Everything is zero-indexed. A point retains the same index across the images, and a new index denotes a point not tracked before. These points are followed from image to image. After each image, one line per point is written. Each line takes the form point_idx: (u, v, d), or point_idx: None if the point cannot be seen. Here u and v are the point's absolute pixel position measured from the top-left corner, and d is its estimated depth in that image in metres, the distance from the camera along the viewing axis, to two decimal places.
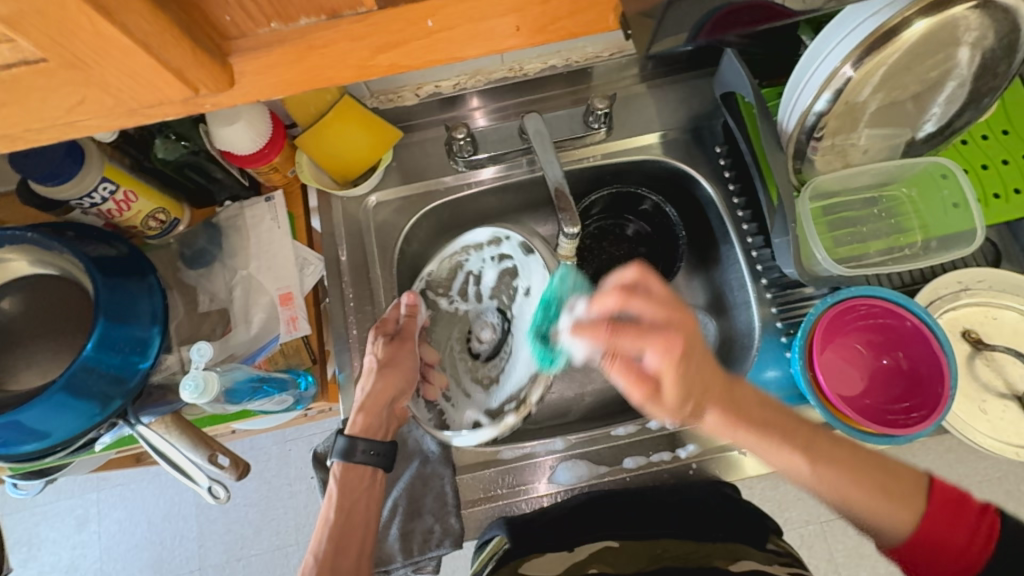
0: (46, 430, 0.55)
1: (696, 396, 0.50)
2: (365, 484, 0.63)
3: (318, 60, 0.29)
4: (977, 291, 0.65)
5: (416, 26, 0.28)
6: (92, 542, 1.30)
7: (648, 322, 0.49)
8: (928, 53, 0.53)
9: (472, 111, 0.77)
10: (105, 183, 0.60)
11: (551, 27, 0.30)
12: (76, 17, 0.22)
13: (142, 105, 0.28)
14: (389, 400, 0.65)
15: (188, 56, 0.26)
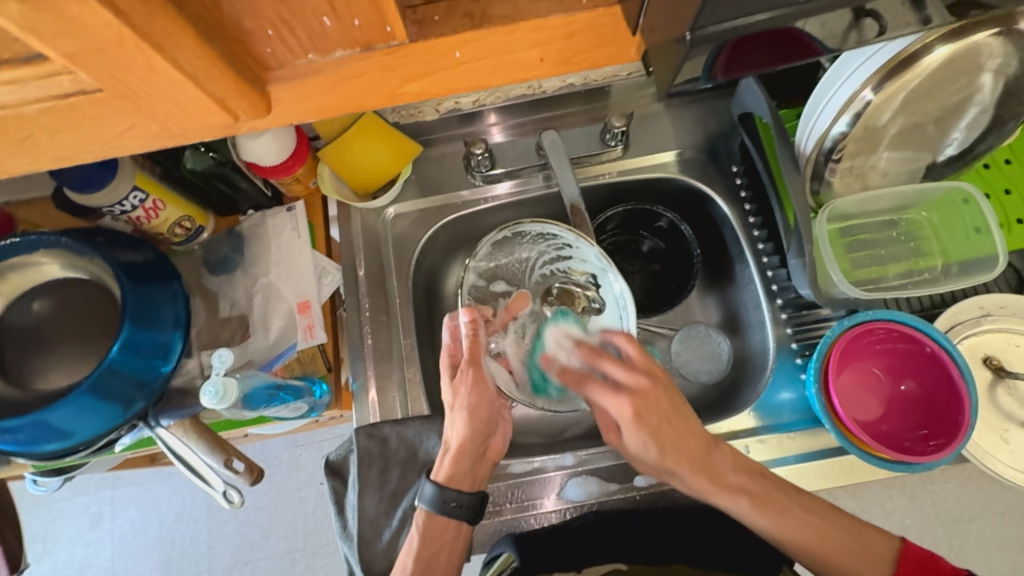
0: (71, 430, 0.57)
1: (666, 451, 0.57)
2: (450, 535, 0.60)
3: (351, 88, 0.30)
4: (999, 318, 0.64)
5: (445, 57, 0.29)
6: (105, 540, 1.32)
7: (617, 383, 0.59)
8: (949, 79, 0.53)
9: (489, 127, 0.79)
10: (135, 192, 0.62)
11: (576, 60, 0.31)
12: (132, 54, 0.23)
13: (185, 129, 0.29)
14: (475, 446, 0.62)
15: (233, 87, 0.27)
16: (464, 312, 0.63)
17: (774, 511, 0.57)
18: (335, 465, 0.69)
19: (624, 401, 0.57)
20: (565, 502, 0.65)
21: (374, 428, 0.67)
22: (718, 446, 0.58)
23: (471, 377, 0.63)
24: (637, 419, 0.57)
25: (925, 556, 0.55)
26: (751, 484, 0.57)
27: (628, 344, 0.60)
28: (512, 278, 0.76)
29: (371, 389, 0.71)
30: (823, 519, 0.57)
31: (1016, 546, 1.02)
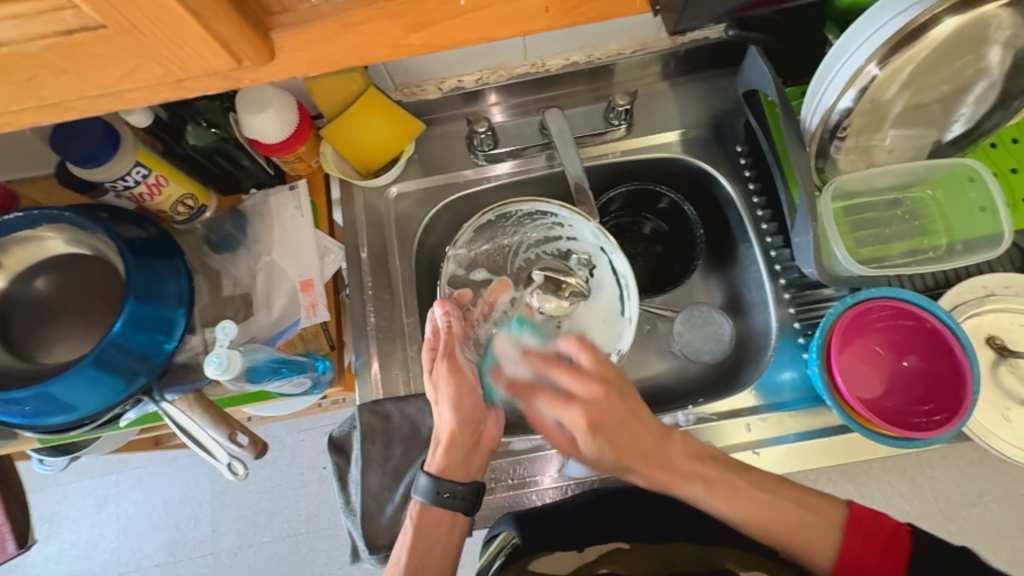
0: (75, 403, 0.57)
1: (620, 452, 0.56)
2: (445, 527, 0.59)
3: (354, 37, 0.30)
4: (1003, 297, 0.63)
5: (448, 5, 0.29)
6: (110, 522, 1.34)
7: (569, 393, 0.55)
8: (958, 52, 0.52)
9: (490, 107, 0.78)
10: (138, 168, 0.62)
11: (578, 11, 0.30)
12: None
13: (188, 75, 0.29)
14: (468, 432, 0.60)
15: (234, 28, 0.27)
16: (440, 307, 0.62)
17: (727, 493, 0.56)
18: (338, 441, 0.69)
19: (577, 412, 0.54)
20: (566, 479, 0.66)
21: (377, 405, 0.67)
22: (670, 437, 0.58)
23: (450, 372, 0.60)
24: (591, 427, 0.54)
25: (867, 514, 0.55)
26: (705, 468, 0.58)
27: (579, 351, 0.56)
28: (494, 267, 0.76)
29: (374, 366, 0.71)
30: (774, 494, 0.57)
31: (1015, 532, 1.02)
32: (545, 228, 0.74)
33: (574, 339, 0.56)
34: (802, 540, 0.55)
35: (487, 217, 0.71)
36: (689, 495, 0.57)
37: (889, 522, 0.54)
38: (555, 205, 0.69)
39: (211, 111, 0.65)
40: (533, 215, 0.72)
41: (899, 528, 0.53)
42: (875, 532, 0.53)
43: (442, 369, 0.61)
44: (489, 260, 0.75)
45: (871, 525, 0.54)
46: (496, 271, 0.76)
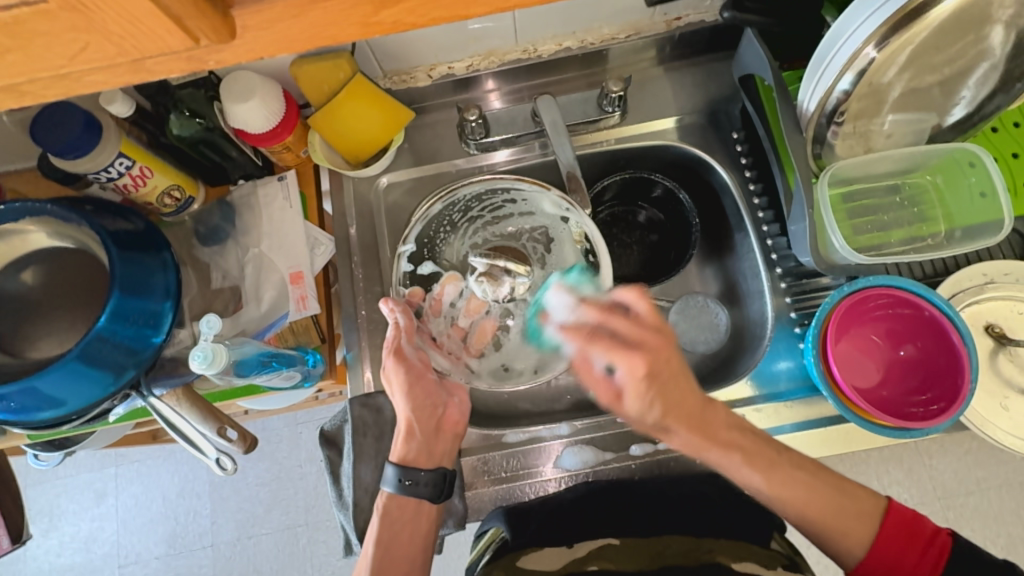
0: (62, 397, 0.56)
1: (666, 407, 0.53)
2: (410, 515, 0.58)
3: (321, 14, 0.27)
4: (1002, 285, 0.63)
5: None
6: (109, 515, 1.34)
7: (626, 340, 0.51)
8: (959, 33, 0.51)
9: (486, 94, 0.76)
10: (121, 159, 0.61)
11: None
12: None
13: (146, 55, 0.28)
14: (432, 420, 0.61)
15: (189, 5, 0.25)
16: (386, 305, 0.61)
17: (765, 465, 0.55)
18: (329, 434, 0.69)
19: (637, 359, 0.50)
20: (562, 471, 0.66)
21: (368, 398, 0.67)
22: (712, 402, 0.56)
23: (401, 370, 0.60)
24: (648, 377, 0.51)
25: (909, 512, 0.53)
26: (744, 439, 0.56)
27: (638, 299, 0.52)
28: (440, 259, 0.73)
29: (366, 359, 0.70)
30: (813, 475, 0.55)
31: (1013, 518, 1.02)
32: (501, 208, 0.73)
33: (636, 287, 0.52)
34: (835, 528, 0.53)
35: (436, 205, 0.69)
36: (726, 463, 0.55)
37: (930, 526, 0.52)
38: (519, 181, 0.68)
39: (194, 99, 0.64)
40: (486, 195, 0.71)
41: (940, 533, 0.51)
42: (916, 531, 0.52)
43: (391, 367, 0.60)
44: (438, 252, 0.73)
45: (911, 523, 0.52)
46: (442, 264, 0.74)
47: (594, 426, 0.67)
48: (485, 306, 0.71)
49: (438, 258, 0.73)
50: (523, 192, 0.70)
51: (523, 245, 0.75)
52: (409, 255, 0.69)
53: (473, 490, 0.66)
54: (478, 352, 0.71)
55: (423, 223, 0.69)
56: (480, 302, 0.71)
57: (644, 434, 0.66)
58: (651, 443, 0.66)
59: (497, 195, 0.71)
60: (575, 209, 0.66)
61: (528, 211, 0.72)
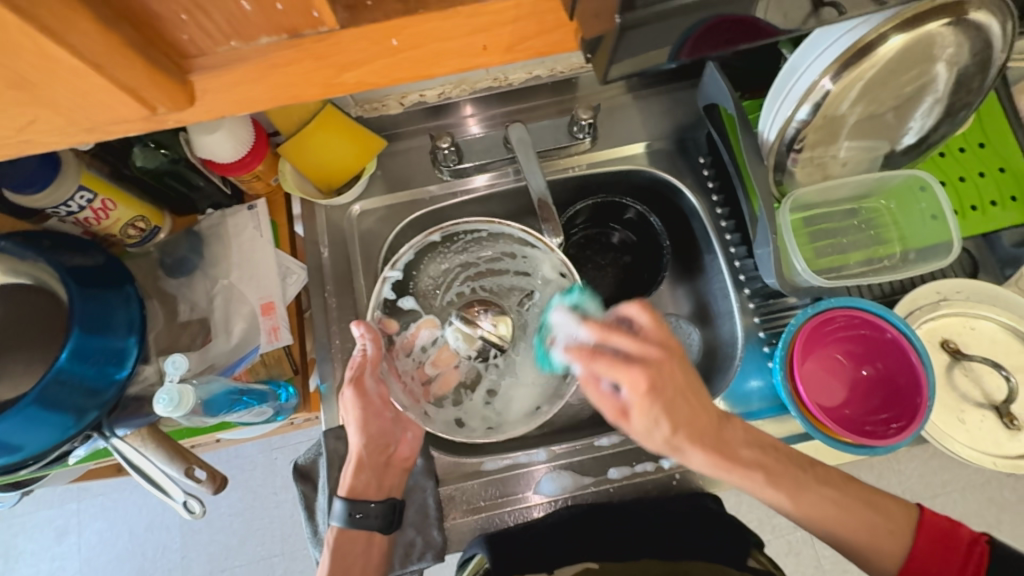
0: (19, 443, 0.54)
1: (678, 424, 0.52)
2: (360, 548, 0.61)
3: (284, 78, 0.28)
4: (955, 302, 0.65)
5: (381, 45, 0.27)
6: (71, 554, 1.28)
7: (627, 356, 0.50)
8: (904, 68, 0.54)
9: (464, 119, 0.77)
10: (81, 192, 0.59)
11: (521, 47, 0.28)
12: (21, 39, 0.21)
13: (102, 123, 0.27)
14: (378, 450, 0.64)
15: (145, 77, 0.25)
16: (357, 328, 0.61)
17: (792, 484, 0.55)
18: (303, 469, 0.67)
19: (639, 374, 0.49)
20: (541, 497, 0.66)
21: (343, 430, 0.66)
22: (729, 419, 0.57)
23: (363, 397, 0.63)
24: (651, 393, 0.50)
25: (943, 522, 0.54)
26: (764, 456, 0.56)
27: (640, 312, 0.52)
28: (422, 299, 0.74)
29: (340, 390, 0.69)
30: (840, 492, 0.56)
31: (975, 519, 1.06)
32: (500, 257, 0.74)
33: (638, 303, 0.53)
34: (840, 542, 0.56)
35: (434, 236, 0.69)
36: (747, 482, 0.55)
37: (966, 533, 0.53)
38: (525, 234, 0.68)
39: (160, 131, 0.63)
40: (489, 240, 0.72)
41: (976, 541, 0.52)
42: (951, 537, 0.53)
43: (349, 395, 0.62)
44: (424, 289, 0.73)
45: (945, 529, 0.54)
46: (424, 302, 0.74)
47: (571, 452, 0.67)
48: (455, 359, 0.72)
49: (421, 296, 0.73)
50: (529, 244, 0.70)
51: (499, 300, 0.76)
52: (395, 284, 0.69)
53: (449, 520, 0.65)
54: (435, 400, 0.69)
55: (413, 252, 0.69)
56: (450, 353, 0.72)
57: (621, 457, 0.66)
58: (628, 465, 0.66)
59: (499, 243, 0.72)
60: (572, 274, 0.67)
61: (525, 266, 0.73)
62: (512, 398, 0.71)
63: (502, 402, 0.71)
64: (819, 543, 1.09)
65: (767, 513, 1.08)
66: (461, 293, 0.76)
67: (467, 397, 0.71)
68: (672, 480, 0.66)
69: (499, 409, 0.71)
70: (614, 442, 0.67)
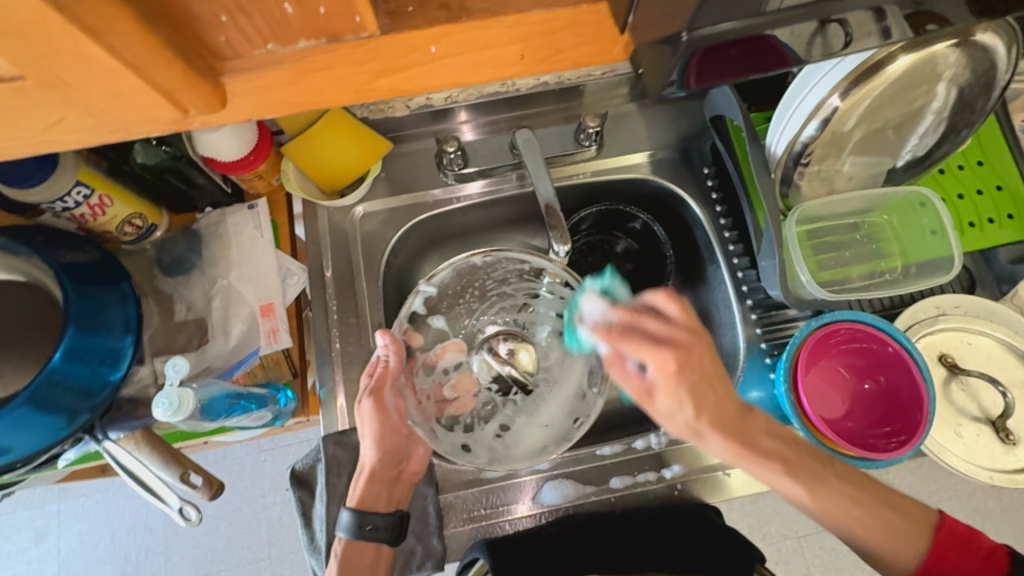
0: (6, 445, 0.52)
1: (705, 411, 0.51)
2: (369, 560, 0.59)
3: (316, 83, 0.27)
4: (953, 317, 0.66)
5: (418, 52, 0.27)
6: (50, 557, 1.24)
7: (656, 338, 0.50)
8: (910, 87, 0.55)
9: (461, 124, 0.77)
10: (79, 187, 0.58)
11: (556, 59, 0.29)
12: (60, 39, 0.21)
13: (129, 126, 0.27)
14: (388, 463, 0.61)
15: (180, 79, 0.24)
16: (382, 337, 0.61)
17: (809, 477, 0.53)
18: (301, 475, 0.66)
19: (666, 355, 0.49)
20: (540, 506, 0.65)
21: (343, 435, 0.65)
22: (752, 410, 0.54)
23: (381, 407, 0.61)
24: (678, 375, 0.49)
25: (962, 528, 0.53)
26: (784, 448, 0.54)
27: (668, 302, 0.52)
28: (451, 321, 0.74)
29: (340, 394, 0.68)
30: (861, 490, 0.54)
31: None
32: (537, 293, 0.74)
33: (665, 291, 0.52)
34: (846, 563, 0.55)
35: (474, 259, 0.69)
36: (768, 475, 0.53)
37: (986, 540, 0.51)
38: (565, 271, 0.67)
39: None
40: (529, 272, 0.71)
41: (997, 548, 0.51)
42: (970, 546, 0.52)
43: (367, 405, 0.60)
44: (453, 310, 0.74)
45: (964, 536, 0.52)
46: (451, 323, 0.74)
47: (572, 460, 0.67)
48: (475, 387, 0.72)
49: (449, 317, 0.74)
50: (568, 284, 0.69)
51: (526, 334, 0.76)
52: (427, 297, 0.69)
53: (449, 529, 0.64)
54: (446, 423, 0.69)
55: (446, 272, 0.68)
56: (470, 379, 0.72)
57: (623, 466, 0.66)
58: (630, 475, 0.66)
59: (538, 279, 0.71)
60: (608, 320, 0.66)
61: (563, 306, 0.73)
62: (524, 437, 0.70)
63: (511, 440, 0.70)
64: (808, 551, 1.10)
65: (758, 520, 1.08)
66: (490, 323, 0.76)
67: (479, 429, 0.70)
68: (673, 490, 0.66)
69: (508, 446, 0.69)
70: (616, 451, 0.67)
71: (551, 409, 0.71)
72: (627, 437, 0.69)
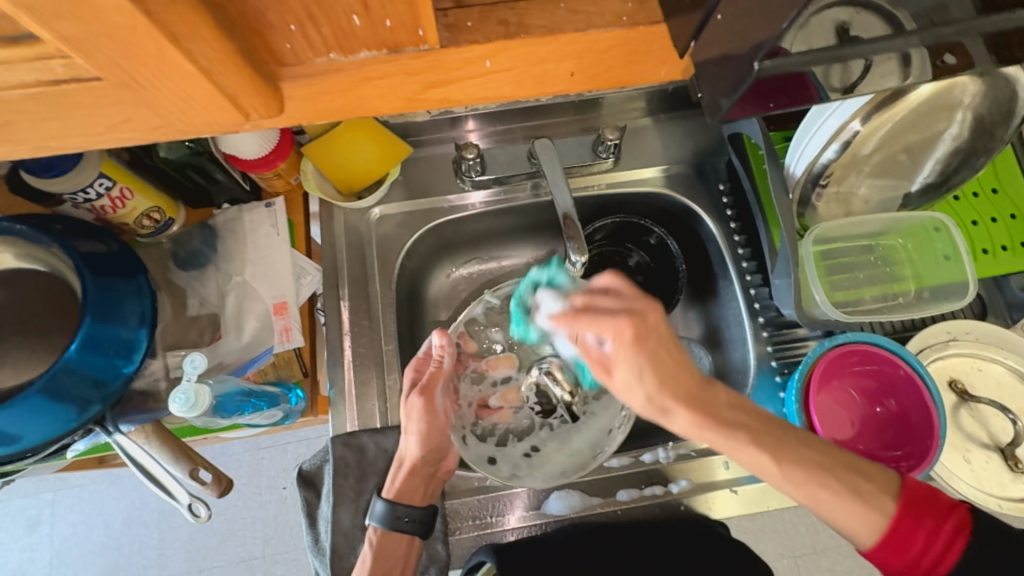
0: (17, 434, 0.52)
1: (666, 385, 0.51)
2: (403, 551, 0.60)
3: (370, 89, 0.31)
4: (964, 342, 0.67)
5: (475, 65, 0.31)
6: (42, 546, 1.23)
7: (612, 311, 0.50)
8: (931, 115, 0.55)
9: (468, 133, 0.77)
10: (101, 179, 0.58)
11: (604, 75, 0.33)
12: (144, 42, 0.23)
13: (191, 125, 0.30)
14: (428, 462, 0.63)
15: (245, 83, 0.27)
16: (438, 337, 0.64)
17: (773, 444, 0.51)
18: (307, 475, 0.66)
19: (622, 323, 0.49)
20: (545, 516, 0.65)
21: (351, 437, 0.65)
22: (713, 381, 0.53)
23: (427, 407, 0.62)
24: (637, 343, 0.50)
25: (923, 486, 0.49)
26: (749, 419, 0.52)
27: (615, 278, 0.52)
28: (510, 335, 0.73)
29: (350, 396, 0.68)
30: (823, 454, 0.51)
31: None
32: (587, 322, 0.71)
33: (610, 272, 0.52)
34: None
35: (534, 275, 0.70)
36: (733, 445, 0.51)
37: (949, 498, 0.47)
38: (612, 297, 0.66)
39: None
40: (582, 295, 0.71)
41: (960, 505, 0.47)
42: (926, 507, 0.47)
43: (413, 404, 0.62)
44: (510, 325, 0.73)
45: (925, 497, 0.48)
46: (510, 337, 0.73)
47: (579, 471, 0.66)
48: (519, 403, 0.70)
49: (506, 331, 0.72)
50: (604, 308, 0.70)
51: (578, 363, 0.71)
52: (486, 305, 0.71)
53: (454, 535, 0.64)
54: (480, 432, 0.68)
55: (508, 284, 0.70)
56: (517, 394, 0.70)
57: (629, 479, 0.66)
58: (637, 487, 0.66)
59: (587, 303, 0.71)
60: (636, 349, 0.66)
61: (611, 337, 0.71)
62: (553, 462, 0.66)
63: (540, 463, 0.66)
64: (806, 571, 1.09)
65: (757, 537, 1.08)
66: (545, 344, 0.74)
67: (512, 445, 0.68)
68: (679, 505, 0.65)
69: (535, 470, 0.66)
70: (624, 464, 0.67)
71: (584, 439, 0.67)
72: (633, 450, 0.69)
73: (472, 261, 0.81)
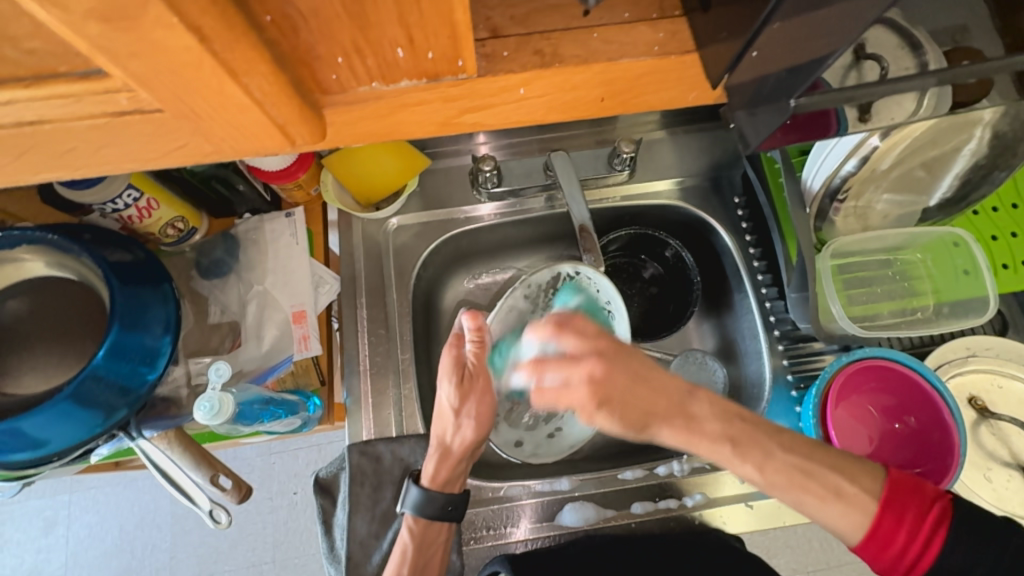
0: (45, 438, 0.53)
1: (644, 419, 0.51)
2: (442, 538, 0.61)
3: (407, 115, 0.32)
4: (984, 358, 0.66)
5: (509, 92, 0.31)
6: (57, 547, 1.25)
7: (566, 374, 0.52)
8: (949, 130, 0.55)
9: (478, 146, 0.78)
10: (129, 190, 0.59)
11: (633, 101, 0.34)
12: (206, 77, 0.25)
13: (236, 148, 0.31)
14: (470, 452, 0.62)
15: (294, 113, 0.29)
16: (470, 320, 0.60)
17: (761, 454, 0.51)
18: (324, 482, 0.67)
19: (583, 383, 0.51)
20: (558, 528, 0.65)
21: (367, 445, 0.66)
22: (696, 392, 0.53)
23: (479, 389, 0.62)
24: (604, 393, 0.51)
25: (905, 480, 0.48)
26: (747, 387, 0.54)
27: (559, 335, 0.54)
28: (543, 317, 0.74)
29: (366, 404, 0.68)
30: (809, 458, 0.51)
31: None
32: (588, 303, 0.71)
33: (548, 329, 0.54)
34: None
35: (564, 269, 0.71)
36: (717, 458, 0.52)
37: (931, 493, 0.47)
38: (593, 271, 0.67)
39: None
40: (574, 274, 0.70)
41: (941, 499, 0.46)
42: (909, 501, 0.47)
43: (450, 391, 0.61)
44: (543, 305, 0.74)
45: (909, 491, 0.48)
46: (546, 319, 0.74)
47: (594, 482, 0.66)
48: None
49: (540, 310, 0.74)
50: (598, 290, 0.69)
51: None
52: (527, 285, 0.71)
53: (468, 545, 0.64)
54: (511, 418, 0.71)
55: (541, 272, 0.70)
56: None
57: (644, 491, 0.66)
58: (652, 500, 0.66)
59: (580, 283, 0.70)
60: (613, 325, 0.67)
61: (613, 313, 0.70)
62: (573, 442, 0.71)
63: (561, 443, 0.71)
64: None
65: (770, 552, 1.06)
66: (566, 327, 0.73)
67: (538, 429, 0.72)
68: (694, 519, 0.65)
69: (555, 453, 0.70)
70: (637, 476, 0.67)
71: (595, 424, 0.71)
72: (647, 462, 0.69)
73: (484, 272, 0.81)
